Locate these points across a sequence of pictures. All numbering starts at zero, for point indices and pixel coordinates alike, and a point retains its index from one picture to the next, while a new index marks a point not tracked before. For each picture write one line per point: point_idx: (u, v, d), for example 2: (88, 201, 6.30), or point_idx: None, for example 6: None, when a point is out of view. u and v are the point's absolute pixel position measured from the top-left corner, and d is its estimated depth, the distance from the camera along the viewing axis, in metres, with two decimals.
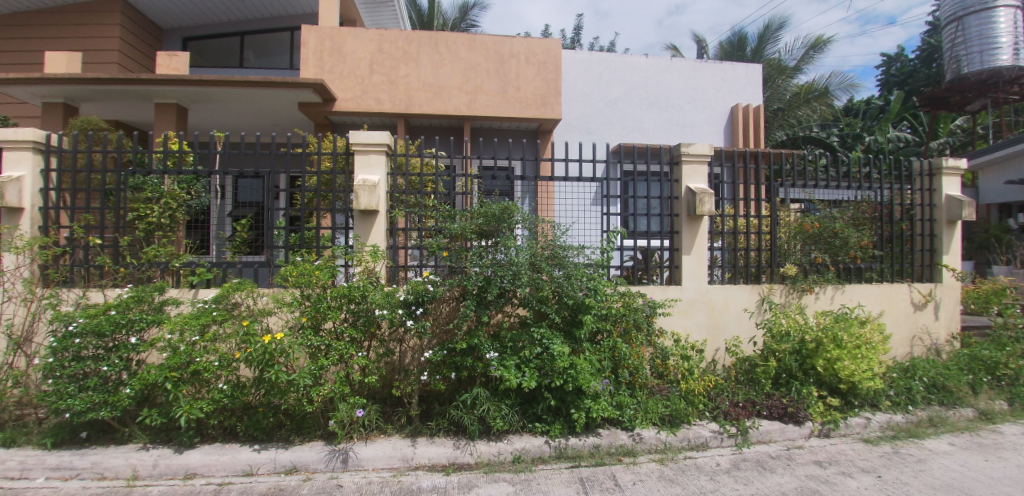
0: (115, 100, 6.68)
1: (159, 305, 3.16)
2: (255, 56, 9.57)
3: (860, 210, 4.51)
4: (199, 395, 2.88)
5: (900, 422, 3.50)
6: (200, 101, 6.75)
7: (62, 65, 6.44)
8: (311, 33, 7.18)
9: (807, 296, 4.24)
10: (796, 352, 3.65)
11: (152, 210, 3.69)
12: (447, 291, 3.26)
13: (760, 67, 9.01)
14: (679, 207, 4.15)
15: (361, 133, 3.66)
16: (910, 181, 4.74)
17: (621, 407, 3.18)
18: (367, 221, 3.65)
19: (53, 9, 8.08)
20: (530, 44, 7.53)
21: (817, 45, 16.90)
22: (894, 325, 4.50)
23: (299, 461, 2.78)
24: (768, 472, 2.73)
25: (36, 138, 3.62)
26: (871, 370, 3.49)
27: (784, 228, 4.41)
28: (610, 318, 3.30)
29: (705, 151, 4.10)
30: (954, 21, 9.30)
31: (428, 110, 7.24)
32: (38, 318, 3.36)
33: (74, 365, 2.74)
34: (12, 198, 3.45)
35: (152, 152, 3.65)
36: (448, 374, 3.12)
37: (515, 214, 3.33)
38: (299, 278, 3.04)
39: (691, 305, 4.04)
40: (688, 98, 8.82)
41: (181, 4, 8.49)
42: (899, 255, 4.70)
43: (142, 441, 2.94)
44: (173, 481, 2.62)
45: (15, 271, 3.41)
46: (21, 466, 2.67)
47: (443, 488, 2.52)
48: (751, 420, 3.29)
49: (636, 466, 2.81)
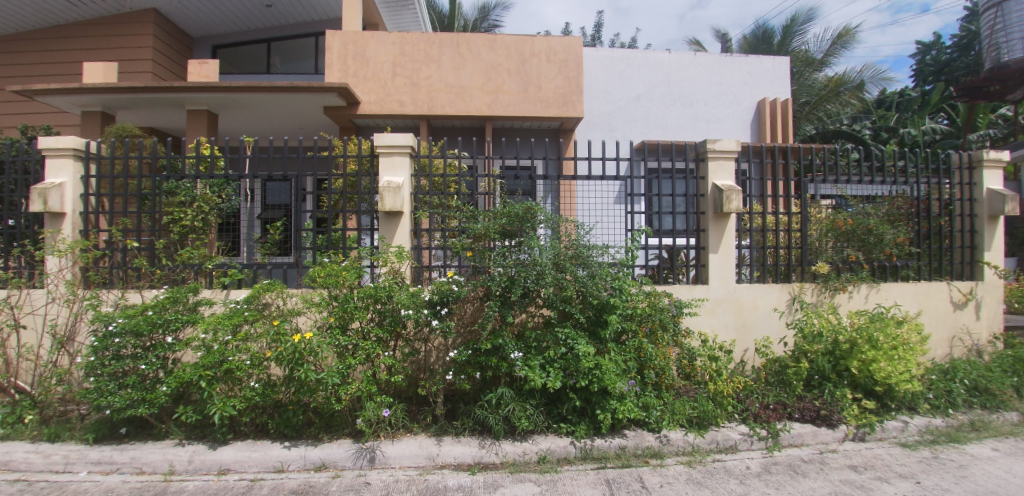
0: (147, 108, 6.92)
1: (194, 305, 3.26)
2: (282, 62, 9.82)
3: (895, 206, 4.35)
4: (232, 393, 2.95)
5: (939, 426, 3.36)
6: (229, 108, 6.95)
7: (100, 75, 6.72)
8: (335, 39, 7.31)
9: (840, 295, 4.11)
10: (828, 353, 3.53)
11: (186, 214, 3.77)
12: (471, 291, 3.27)
13: (788, 60, 8.77)
14: (705, 205, 4.06)
15: (384, 136, 3.71)
16: (950, 175, 4.54)
17: (648, 408, 3.15)
18: (392, 222, 3.69)
19: (87, 21, 8.40)
20: (550, 42, 7.48)
21: (846, 36, 16.34)
22: (932, 325, 4.32)
23: (328, 459, 2.83)
24: (800, 476, 2.66)
25: (77, 145, 3.80)
26: (909, 371, 3.34)
27: (815, 225, 4.28)
28: (636, 318, 3.26)
29: (730, 147, 4.01)
30: (992, 6, 7.40)
31: (450, 110, 7.28)
32: (80, 318, 3.49)
33: (114, 363, 2.86)
34: (55, 203, 3.63)
35: (184, 158, 3.74)
36: (473, 373, 3.15)
37: (538, 214, 3.30)
38: (327, 278, 3.11)
39: (718, 305, 3.95)
40: (711, 93, 8.66)
41: (211, 13, 8.74)
42: (937, 252, 4.51)
43: (178, 436, 3.04)
44: (208, 477, 2.70)
45: (58, 273, 3.59)
46: (65, 460, 2.79)
47: (469, 487, 2.53)
48: (782, 423, 3.20)
49: (663, 468, 2.77)
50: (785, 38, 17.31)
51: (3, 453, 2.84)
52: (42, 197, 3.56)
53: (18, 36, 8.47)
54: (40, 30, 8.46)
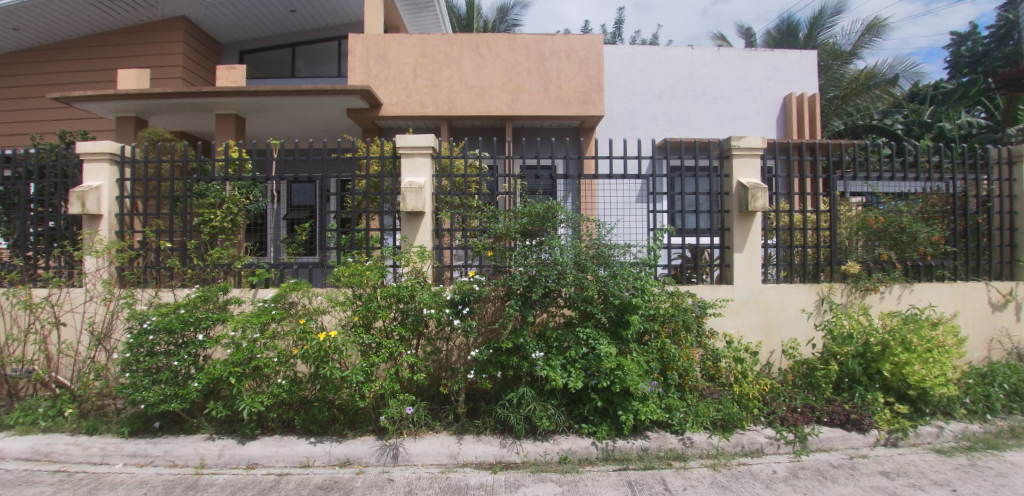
0: (177, 112, 7.14)
1: (223, 304, 3.36)
2: (306, 66, 10.03)
3: (929, 203, 4.20)
4: (260, 389, 3.03)
5: (976, 432, 3.23)
6: (255, 112, 7.13)
7: (133, 81, 6.97)
8: (358, 42, 7.42)
9: (871, 296, 3.98)
10: (859, 355, 3.43)
11: (216, 215, 3.91)
12: (492, 291, 3.29)
13: (814, 53, 8.53)
14: (730, 204, 3.99)
15: (407, 136, 3.75)
16: (987, 170, 4.35)
17: (671, 410, 3.10)
18: (414, 222, 3.73)
19: (120, 29, 8.71)
20: (570, 41, 7.44)
21: (875, 27, 15.82)
22: (968, 327, 4.15)
23: (352, 455, 2.88)
24: (829, 482, 2.59)
25: (112, 149, 3.96)
26: (945, 375, 3.20)
27: (844, 223, 4.17)
28: (658, 318, 3.22)
29: (756, 144, 3.93)
30: None
31: (469, 111, 7.32)
32: (117, 316, 3.62)
33: (149, 359, 2.97)
34: (92, 205, 3.78)
35: (214, 160, 3.84)
36: (494, 373, 3.16)
37: (559, 213, 3.29)
38: (351, 278, 3.17)
39: (743, 305, 3.88)
40: (735, 89, 8.49)
41: (238, 19, 8.98)
42: (975, 251, 4.34)
43: (209, 431, 3.14)
44: (237, 470, 2.78)
45: (96, 273, 3.75)
46: (102, 452, 2.92)
47: (491, 486, 2.55)
48: (810, 427, 3.12)
49: (686, 471, 2.73)
50: (812, 32, 16.86)
51: (45, 445, 2.98)
52: (80, 199, 3.72)
53: (56, 45, 8.85)
54: (76, 39, 8.81)
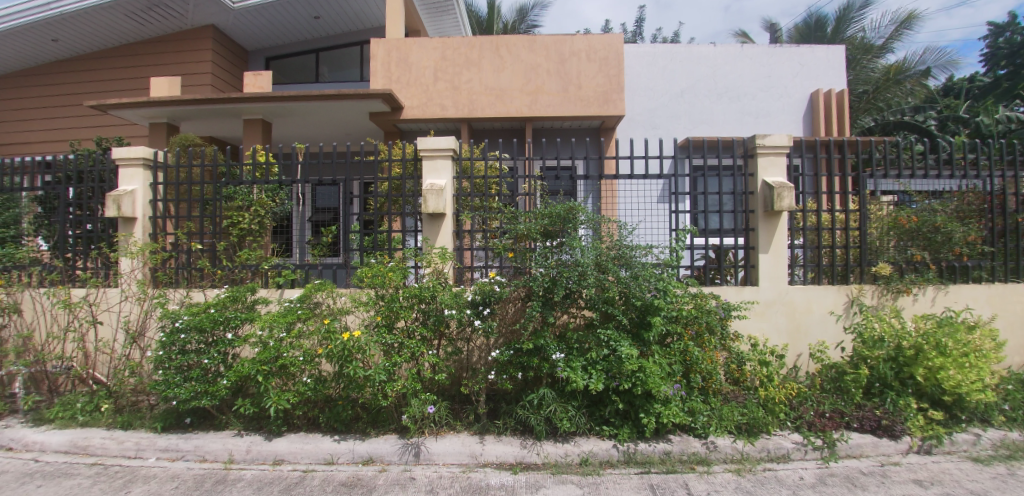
0: (205, 118, 7.37)
1: (251, 303, 3.45)
2: (328, 71, 10.25)
3: (965, 202, 4.05)
4: (285, 388, 3.09)
5: (1016, 440, 3.10)
6: (279, 117, 7.31)
7: (164, 88, 7.23)
8: (380, 46, 7.53)
9: (904, 298, 3.86)
10: (890, 359, 3.31)
11: (244, 218, 4.08)
12: (512, 292, 3.30)
13: (842, 48, 8.30)
14: (754, 204, 3.91)
15: (428, 139, 3.79)
16: None
17: (694, 413, 3.06)
18: (435, 224, 3.77)
19: (152, 39, 9.04)
20: (590, 41, 7.41)
21: (907, 20, 15.31)
22: (1008, 331, 3.98)
23: (375, 453, 2.92)
24: (859, 489, 2.52)
25: (146, 155, 4.10)
26: (982, 380, 3.07)
27: (875, 223, 4.03)
28: (681, 321, 3.17)
29: (782, 142, 3.84)
30: None
31: (489, 113, 7.37)
32: (150, 315, 3.73)
33: (180, 357, 3.07)
34: (127, 209, 3.94)
35: (242, 165, 3.92)
36: (515, 373, 3.16)
37: (580, 214, 3.29)
38: (375, 278, 3.23)
39: (769, 307, 3.80)
40: (758, 86, 8.32)
41: (263, 26, 9.22)
42: (1015, 252, 4.15)
43: (237, 427, 3.23)
44: (264, 466, 2.86)
45: (131, 273, 3.90)
46: (136, 447, 3.03)
47: (511, 486, 2.55)
48: (839, 432, 3.03)
49: (710, 475, 2.69)
50: (839, 25, 16.42)
51: (84, 438, 3.12)
52: (116, 203, 3.88)
53: (91, 55, 9.23)
54: (110, 49, 9.17)
